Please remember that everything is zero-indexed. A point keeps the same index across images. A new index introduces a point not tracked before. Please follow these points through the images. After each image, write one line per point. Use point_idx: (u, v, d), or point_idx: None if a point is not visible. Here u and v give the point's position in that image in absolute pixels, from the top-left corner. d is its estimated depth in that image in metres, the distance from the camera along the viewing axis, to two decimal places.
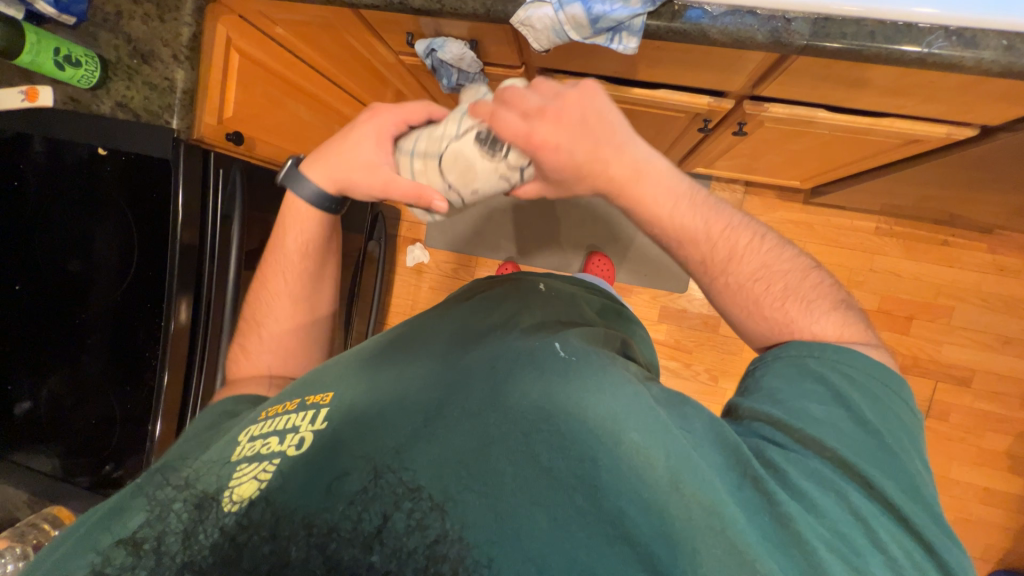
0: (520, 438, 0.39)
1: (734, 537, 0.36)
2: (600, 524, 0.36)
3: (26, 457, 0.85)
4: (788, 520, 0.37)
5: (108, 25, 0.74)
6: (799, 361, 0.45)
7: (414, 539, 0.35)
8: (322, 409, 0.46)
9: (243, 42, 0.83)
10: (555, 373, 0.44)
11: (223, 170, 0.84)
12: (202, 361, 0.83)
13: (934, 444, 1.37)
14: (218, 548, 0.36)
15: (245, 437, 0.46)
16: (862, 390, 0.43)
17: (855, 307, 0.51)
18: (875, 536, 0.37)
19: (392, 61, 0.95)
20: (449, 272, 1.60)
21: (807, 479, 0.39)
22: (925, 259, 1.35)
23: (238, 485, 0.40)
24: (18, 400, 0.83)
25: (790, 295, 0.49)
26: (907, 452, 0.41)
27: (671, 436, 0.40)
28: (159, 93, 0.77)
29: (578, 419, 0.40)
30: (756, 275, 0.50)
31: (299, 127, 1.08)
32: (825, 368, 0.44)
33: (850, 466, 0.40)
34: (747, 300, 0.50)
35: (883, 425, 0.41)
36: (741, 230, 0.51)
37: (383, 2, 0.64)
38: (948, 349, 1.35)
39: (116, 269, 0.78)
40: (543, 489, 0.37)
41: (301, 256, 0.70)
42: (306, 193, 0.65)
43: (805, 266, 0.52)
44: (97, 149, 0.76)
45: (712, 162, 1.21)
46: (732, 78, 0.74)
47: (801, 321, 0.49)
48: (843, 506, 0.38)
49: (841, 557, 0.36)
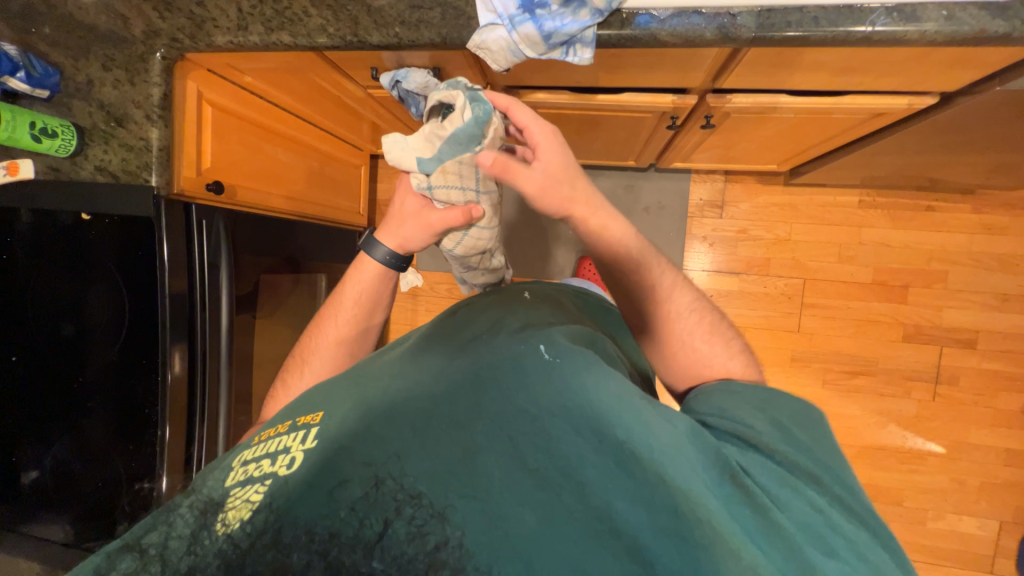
0: (506, 440, 0.41)
1: (720, 527, 0.36)
2: (587, 519, 0.37)
3: (35, 527, 0.85)
4: (765, 511, 0.39)
5: (80, 93, 0.75)
6: (737, 391, 0.52)
7: (413, 546, 0.35)
8: (312, 429, 0.45)
9: (213, 94, 0.86)
10: (538, 376, 0.45)
11: (206, 220, 0.85)
12: (205, 411, 0.84)
13: (948, 410, 1.36)
14: (224, 555, 0.35)
15: (236, 464, 0.44)
16: (791, 415, 0.49)
17: (750, 351, 0.66)
18: (834, 522, 0.40)
19: (361, 95, 0.98)
20: (444, 293, 1.61)
21: (771, 479, 0.42)
22: (912, 226, 1.35)
23: (232, 507, 0.38)
24: (25, 469, 0.83)
25: (710, 336, 0.63)
26: (837, 463, 0.46)
27: (650, 431, 0.41)
28: (136, 153, 0.77)
29: (561, 418, 0.42)
30: (687, 313, 0.64)
31: (280, 168, 1.10)
32: (760, 398, 0.51)
33: (799, 468, 0.44)
34: (679, 335, 0.63)
35: (815, 443, 0.47)
36: (672, 278, 0.64)
37: (342, 42, 0.65)
38: (949, 313, 1.35)
39: (111, 328, 0.79)
40: (529, 492, 0.38)
41: (352, 312, 0.71)
42: (380, 256, 0.68)
43: (712, 316, 0.66)
44: (82, 215, 0.77)
45: (688, 156, 1.22)
46: (691, 75, 0.75)
47: (717, 358, 0.62)
48: (804, 500, 0.41)
49: (812, 544, 0.38)
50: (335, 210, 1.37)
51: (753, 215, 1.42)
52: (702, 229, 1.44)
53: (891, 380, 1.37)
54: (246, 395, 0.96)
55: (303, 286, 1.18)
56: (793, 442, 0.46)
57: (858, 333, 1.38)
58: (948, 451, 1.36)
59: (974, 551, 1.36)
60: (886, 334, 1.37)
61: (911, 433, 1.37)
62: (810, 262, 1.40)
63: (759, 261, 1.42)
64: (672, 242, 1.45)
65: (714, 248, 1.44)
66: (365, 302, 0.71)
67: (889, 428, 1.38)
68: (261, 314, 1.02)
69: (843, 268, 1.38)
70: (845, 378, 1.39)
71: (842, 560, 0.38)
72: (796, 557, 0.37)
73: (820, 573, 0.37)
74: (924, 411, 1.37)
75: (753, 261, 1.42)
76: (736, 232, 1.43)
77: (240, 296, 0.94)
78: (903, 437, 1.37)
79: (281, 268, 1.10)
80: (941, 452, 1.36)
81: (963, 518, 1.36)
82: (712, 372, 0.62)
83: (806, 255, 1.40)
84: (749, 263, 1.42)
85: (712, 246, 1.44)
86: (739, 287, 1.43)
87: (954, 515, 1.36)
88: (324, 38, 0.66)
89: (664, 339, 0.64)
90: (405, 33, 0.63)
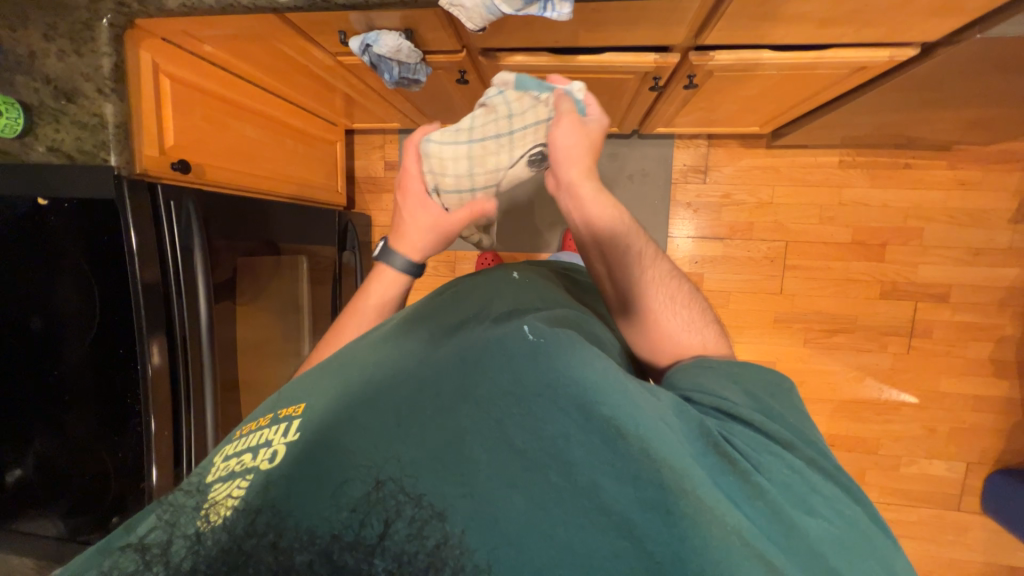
0: (492, 425, 0.40)
1: (705, 494, 0.38)
2: (576, 500, 0.37)
3: (25, 524, 0.83)
4: (749, 475, 0.41)
5: (23, 68, 0.69)
6: (713, 364, 0.54)
7: (414, 545, 0.35)
8: (294, 421, 0.45)
9: (170, 66, 0.81)
10: (523, 358, 0.43)
11: (174, 202, 0.80)
12: (189, 401, 0.82)
13: (921, 362, 1.41)
14: (227, 553, 0.35)
15: (220, 457, 0.45)
16: (767, 386, 0.51)
17: (724, 324, 0.67)
18: (809, 481, 0.43)
19: (331, 63, 0.93)
20: (429, 271, 1.59)
21: (754, 446, 0.44)
22: (890, 184, 1.37)
23: (219, 502, 0.39)
24: (9, 468, 0.80)
25: (688, 306, 0.64)
26: (813, 431, 0.49)
27: (639, 409, 0.41)
28: (90, 131, 0.72)
29: (549, 400, 0.41)
30: (666, 282, 0.64)
31: (250, 146, 1.04)
32: (734, 368, 0.53)
33: (778, 435, 0.45)
34: (660, 304, 0.63)
35: (791, 412, 0.50)
36: (649, 251, 0.65)
37: (306, 3, 0.61)
38: (924, 269, 1.38)
39: (82, 319, 0.76)
40: (517, 474, 0.38)
41: (376, 313, 0.70)
42: (400, 263, 0.69)
43: (691, 288, 0.67)
44: (40, 200, 0.72)
45: (671, 121, 1.21)
46: (673, 31, 0.73)
47: (696, 327, 0.63)
48: (784, 463, 0.43)
49: (793, 505, 0.40)
50: (313, 189, 1.33)
51: (736, 179, 1.42)
52: (687, 195, 1.44)
53: (869, 336, 1.42)
54: (232, 382, 0.94)
55: (284, 267, 1.14)
56: (768, 413, 0.48)
57: (837, 293, 1.42)
58: (921, 401, 1.43)
59: (944, 492, 1.44)
60: (864, 292, 1.41)
61: (887, 385, 1.43)
62: (792, 225, 1.41)
63: (742, 225, 1.43)
64: (657, 209, 1.45)
65: (698, 214, 1.44)
66: (392, 302, 0.70)
67: (866, 381, 1.44)
68: (241, 298, 0.99)
69: (824, 229, 1.40)
70: (825, 336, 1.44)
71: (820, 517, 0.40)
72: (779, 517, 0.39)
73: (802, 528, 0.39)
74: (899, 364, 1.42)
75: (737, 226, 1.43)
76: (720, 197, 1.43)
77: (216, 283, 0.91)
78: (879, 390, 1.43)
79: (260, 250, 1.06)
80: (914, 401, 1.43)
81: (933, 462, 1.44)
82: (692, 343, 0.62)
83: (788, 217, 1.41)
84: (732, 228, 1.43)
85: (697, 212, 1.44)
86: (724, 252, 1.44)
87: (926, 459, 1.44)
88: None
89: (645, 312, 0.63)
90: None
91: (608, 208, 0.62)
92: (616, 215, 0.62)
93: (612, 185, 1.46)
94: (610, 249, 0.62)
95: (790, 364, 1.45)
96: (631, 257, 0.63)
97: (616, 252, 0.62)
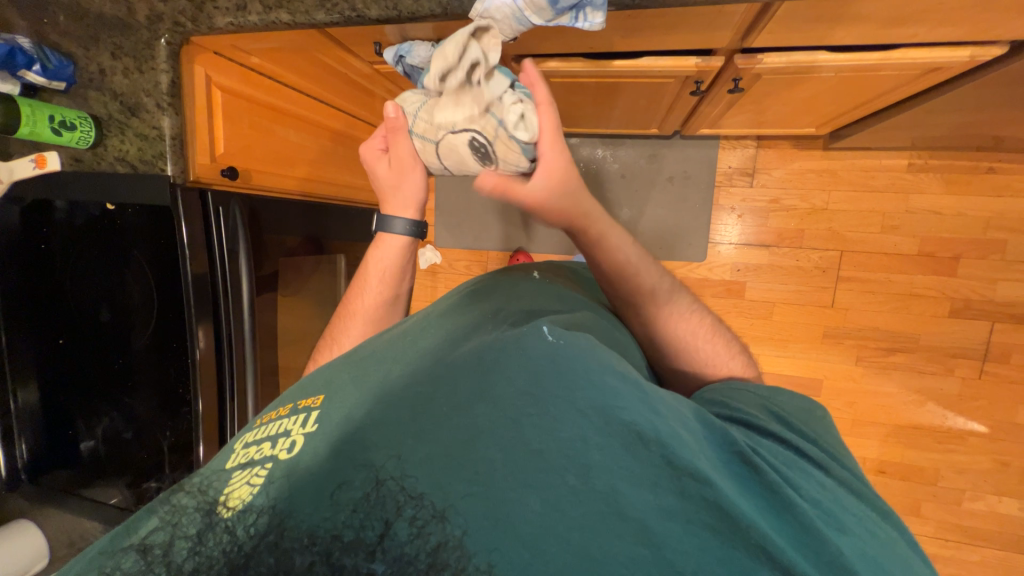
0: (505, 423, 0.39)
1: (724, 505, 0.35)
2: (590, 504, 0.35)
3: (91, 491, 0.91)
4: (774, 486, 0.38)
5: (94, 84, 0.75)
6: (738, 387, 0.54)
7: (414, 546, 0.35)
8: (313, 412, 0.45)
9: (220, 77, 0.85)
10: (544, 363, 0.42)
11: (223, 208, 0.87)
12: (233, 387, 0.89)
13: (995, 389, 1.27)
14: (228, 555, 0.35)
15: (240, 445, 0.45)
16: (789, 408, 0.50)
17: (750, 352, 0.66)
18: (840, 499, 0.40)
19: (367, 70, 0.96)
20: (462, 270, 1.61)
21: (778, 458, 0.42)
22: (968, 191, 1.23)
23: (232, 494, 0.38)
24: (82, 439, 0.90)
25: (712, 336, 0.64)
26: (839, 448, 0.47)
27: (659, 416, 0.39)
28: (150, 142, 0.77)
29: (563, 400, 0.39)
30: (686, 316, 0.64)
31: (294, 150, 1.09)
32: (759, 392, 0.52)
33: (806, 452, 0.44)
34: (681, 337, 0.63)
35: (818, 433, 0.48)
36: (668, 289, 0.64)
37: (340, 17, 0.62)
38: (1004, 287, 1.24)
39: (143, 310, 0.83)
40: (529, 473, 0.37)
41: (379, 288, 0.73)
42: (400, 227, 0.71)
43: (712, 321, 0.66)
44: (108, 205, 0.79)
45: (716, 122, 1.13)
46: (717, 35, 0.68)
47: (720, 357, 0.63)
48: (811, 478, 0.41)
49: (825, 523, 0.37)
50: (354, 189, 1.37)
51: (787, 183, 1.33)
52: (731, 199, 1.36)
53: (933, 357, 1.29)
54: (272, 367, 0.99)
55: (324, 266, 1.20)
56: (792, 429, 0.47)
57: (898, 309, 1.30)
58: (991, 431, 1.29)
59: (1014, 533, 1.31)
60: (930, 309, 1.28)
61: (952, 412, 1.30)
62: (848, 233, 1.31)
63: (791, 233, 1.34)
64: (697, 213, 1.38)
65: (743, 219, 1.36)
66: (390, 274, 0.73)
67: (927, 406, 1.31)
68: (285, 290, 1.06)
69: (886, 239, 1.29)
70: (881, 355, 1.32)
71: (853, 535, 0.37)
72: (810, 532, 0.36)
73: (836, 547, 0.35)
74: (969, 391, 1.29)
75: (786, 233, 1.34)
76: (768, 202, 1.34)
77: (261, 276, 0.96)
78: (943, 417, 1.31)
79: (301, 249, 1.11)
80: (983, 431, 1.29)
81: (1004, 500, 1.30)
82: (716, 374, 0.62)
83: (844, 226, 1.31)
84: (781, 235, 1.34)
85: (742, 218, 1.36)
86: (770, 261, 1.36)
87: (994, 495, 1.31)
88: (322, 14, 0.62)
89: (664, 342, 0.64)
90: (404, 4, 0.59)
91: (625, 248, 0.62)
92: (633, 257, 0.62)
93: (649, 187, 1.41)
94: (627, 285, 0.62)
95: (840, 382, 1.36)
96: (646, 293, 0.63)
97: (634, 289, 0.62)
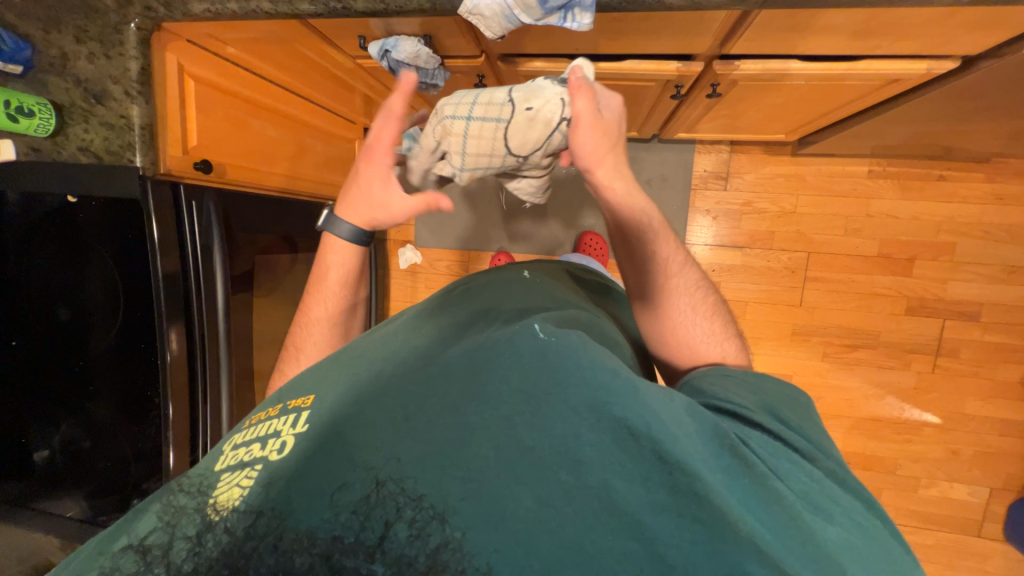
0: (503, 422, 0.39)
1: (716, 499, 0.36)
2: (587, 501, 0.36)
3: (47, 504, 0.85)
4: (765, 480, 0.39)
5: (56, 68, 0.71)
6: (729, 373, 0.55)
7: (414, 547, 0.34)
8: (303, 412, 0.44)
9: (193, 67, 0.82)
10: (534, 361, 0.42)
11: (196, 202, 0.83)
12: (206, 393, 0.84)
13: (946, 382, 1.36)
14: (226, 556, 0.34)
15: (229, 446, 0.44)
16: (779, 397, 0.51)
17: (745, 338, 0.68)
18: (827, 490, 0.42)
19: (349, 64, 0.94)
20: (443, 270, 1.60)
21: (769, 451, 0.43)
22: (922, 196, 1.31)
23: (225, 496, 0.37)
24: (36, 448, 0.84)
25: (711, 315, 0.65)
26: (825, 439, 0.48)
27: (653, 410, 0.39)
28: (117, 132, 0.74)
29: (558, 399, 0.40)
30: (691, 290, 0.65)
31: (271, 144, 1.06)
32: (750, 377, 0.53)
33: (794, 444, 0.45)
34: (683, 311, 0.65)
35: (805, 423, 0.49)
36: (677, 259, 0.65)
37: (325, 8, 0.61)
38: (954, 286, 1.33)
39: (107, 309, 0.79)
40: (525, 470, 0.37)
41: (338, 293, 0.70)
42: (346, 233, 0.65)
43: (713, 299, 0.67)
44: (69, 198, 0.75)
45: (693, 126, 1.17)
46: (697, 40, 0.71)
47: (715, 337, 0.64)
48: (799, 469, 0.43)
49: (810, 512, 0.39)
50: (332, 186, 1.34)
51: (758, 187, 1.38)
52: (706, 202, 1.41)
53: (891, 352, 1.37)
54: (246, 368, 0.96)
55: (300, 266, 1.16)
56: (781, 419, 0.48)
57: (860, 307, 1.37)
58: (944, 422, 1.38)
59: (965, 517, 1.40)
60: (889, 307, 1.36)
61: (909, 404, 1.38)
62: (815, 236, 1.37)
63: (762, 235, 1.39)
64: (674, 214, 1.42)
65: (717, 221, 1.41)
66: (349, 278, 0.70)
67: (887, 399, 1.39)
68: (259, 290, 1.02)
69: (849, 241, 1.36)
70: (845, 352, 1.39)
71: (839, 525, 0.39)
72: (796, 522, 0.38)
73: (820, 536, 0.38)
74: (923, 384, 1.37)
75: (757, 235, 1.39)
76: (740, 205, 1.40)
77: (234, 274, 0.93)
78: (901, 409, 1.39)
79: (276, 248, 1.08)
80: (937, 422, 1.38)
81: (955, 485, 1.39)
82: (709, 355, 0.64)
83: (811, 229, 1.37)
84: (753, 237, 1.40)
85: (716, 220, 1.41)
86: (743, 262, 1.41)
87: (947, 482, 1.39)
88: (306, 4, 0.61)
89: (665, 315, 0.65)
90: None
91: (646, 209, 0.62)
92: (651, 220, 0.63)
93: None
94: (640, 248, 0.63)
95: (808, 378, 1.42)
96: (656, 259, 0.64)
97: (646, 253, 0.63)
